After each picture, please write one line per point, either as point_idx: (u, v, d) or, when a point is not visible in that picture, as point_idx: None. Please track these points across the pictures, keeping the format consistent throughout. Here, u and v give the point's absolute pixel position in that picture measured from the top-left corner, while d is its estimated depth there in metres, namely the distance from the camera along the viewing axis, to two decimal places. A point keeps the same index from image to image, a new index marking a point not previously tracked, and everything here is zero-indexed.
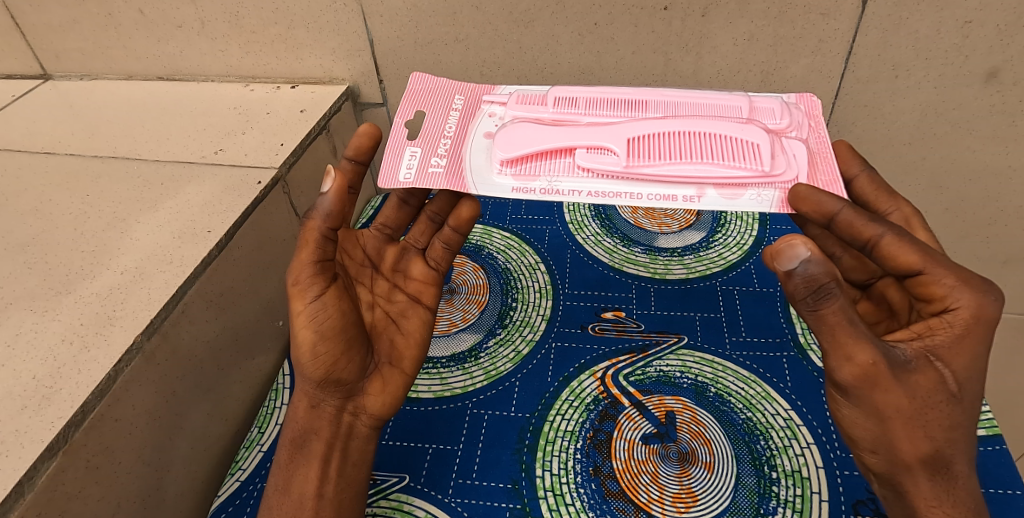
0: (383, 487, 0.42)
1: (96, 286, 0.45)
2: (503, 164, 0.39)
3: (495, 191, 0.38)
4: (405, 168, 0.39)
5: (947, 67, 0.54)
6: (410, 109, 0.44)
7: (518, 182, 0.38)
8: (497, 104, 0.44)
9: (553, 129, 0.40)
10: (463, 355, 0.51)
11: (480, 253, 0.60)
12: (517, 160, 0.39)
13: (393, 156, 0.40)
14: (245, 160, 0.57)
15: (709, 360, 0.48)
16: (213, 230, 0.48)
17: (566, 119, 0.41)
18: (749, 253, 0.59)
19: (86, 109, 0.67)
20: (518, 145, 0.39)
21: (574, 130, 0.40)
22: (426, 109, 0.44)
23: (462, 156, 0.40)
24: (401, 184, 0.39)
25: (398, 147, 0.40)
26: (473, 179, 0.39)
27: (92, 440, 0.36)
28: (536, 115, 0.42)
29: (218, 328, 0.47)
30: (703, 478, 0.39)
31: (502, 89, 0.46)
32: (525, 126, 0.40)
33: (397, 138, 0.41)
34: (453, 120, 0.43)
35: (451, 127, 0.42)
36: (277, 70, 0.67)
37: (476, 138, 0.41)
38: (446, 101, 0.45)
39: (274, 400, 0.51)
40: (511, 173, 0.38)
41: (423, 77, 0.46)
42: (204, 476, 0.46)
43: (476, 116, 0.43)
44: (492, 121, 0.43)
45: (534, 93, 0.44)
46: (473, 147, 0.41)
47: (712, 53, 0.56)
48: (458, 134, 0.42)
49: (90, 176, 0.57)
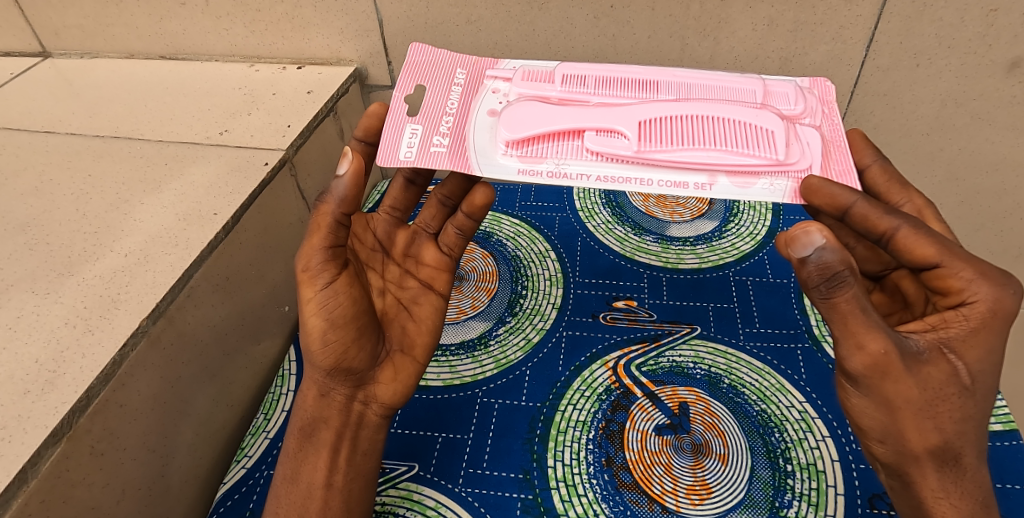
0: (392, 475, 0.42)
1: (100, 268, 0.44)
2: (508, 146, 0.38)
3: (499, 172, 0.37)
4: (406, 147, 0.38)
5: (970, 56, 0.52)
6: (411, 83, 0.43)
7: (524, 163, 0.37)
8: (501, 80, 0.43)
9: (561, 109, 0.39)
10: (472, 343, 0.50)
11: (489, 240, 0.59)
12: (523, 142, 0.38)
13: (394, 133, 0.39)
14: (250, 141, 0.55)
15: (723, 351, 0.47)
16: (219, 212, 0.47)
17: (573, 98, 0.40)
18: (762, 243, 0.58)
19: (86, 88, 0.66)
20: (525, 125, 0.38)
21: (582, 110, 0.38)
22: (427, 83, 0.43)
23: (465, 134, 0.39)
24: (401, 161, 0.38)
25: (399, 125, 0.39)
26: (477, 158, 0.37)
27: (96, 426, 0.35)
28: (543, 93, 0.41)
29: (224, 312, 0.46)
30: (718, 470, 0.39)
31: (507, 64, 0.44)
32: (532, 105, 0.39)
33: (397, 114, 0.40)
34: (455, 97, 0.42)
35: (453, 104, 0.41)
36: (283, 50, 0.66)
37: (479, 116, 0.40)
38: (447, 75, 0.43)
39: (280, 387, 0.50)
40: (517, 155, 0.37)
41: (424, 48, 0.45)
42: (209, 462, 0.46)
43: (479, 92, 0.42)
44: (496, 98, 0.41)
45: (542, 69, 0.43)
46: (477, 124, 0.39)
47: (730, 39, 0.54)
48: (461, 111, 0.40)
49: (91, 155, 0.56)
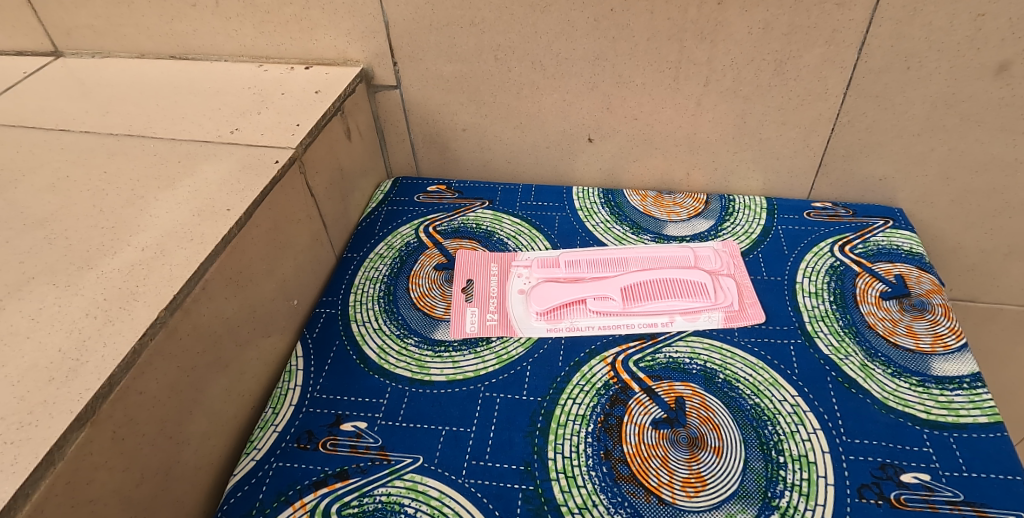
0: (397, 467, 0.43)
1: (117, 262, 0.45)
2: (539, 314, 0.53)
3: (534, 331, 0.52)
4: (469, 322, 0.54)
5: (959, 59, 0.53)
6: (462, 278, 0.58)
7: (550, 323, 0.52)
8: (523, 266, 0.59)
9: (569, 285, 0.54)
10: (475, 339, 0.52)
11: (491, 239, 0.63)
12: (548, 310, 0.53)
13: (457, 318, 0.54)
14: (260, 139, 0.57)
15: (718, 347, 0.49)
16: (232, 208, 0.48)
17: (576, 276, 0.56)
18: (756, 241, 0.60)
19: (99, 87, 0.68)
20: (549, 300, 0.53)
21: (583, 285, 0.54)
22: (471, 274, 0.59)
23: (507, 310, 0.54)
24: (466, 335, 0.53)
25: (459, 309, 0.55)
26: (518, 325, 0.53)
27: (117, 412, 0.37)
28: (554, 275, 0.57)
29: (237, 305, 0.48)
30: (712, 462, 0.40)
31: (525, 253, 0.60)
32: (549, 284, 0.55)
33: (458, 302, 0.56)
34: (493, 282, 0.57)
35: (493, 288, 0.57)
36: (291, 50, 0.67)
37: (513, 296, 0.56)
38: (485, 268, 0.59)
39: (287, 382, 0.52)
40: (544, 319, 0.53)
41: (466, 250, 0.62)
42: (220, 450, 0.48)
43: (509, 276, 0.58)
44: (521, 280, 0.57)
45: (550, 256, 0.59)
46: (513, 303, 0.55)
47: (726, 42, 0.56)
48: (500, 293, 0.56)
49: (106, 153, 0.57)
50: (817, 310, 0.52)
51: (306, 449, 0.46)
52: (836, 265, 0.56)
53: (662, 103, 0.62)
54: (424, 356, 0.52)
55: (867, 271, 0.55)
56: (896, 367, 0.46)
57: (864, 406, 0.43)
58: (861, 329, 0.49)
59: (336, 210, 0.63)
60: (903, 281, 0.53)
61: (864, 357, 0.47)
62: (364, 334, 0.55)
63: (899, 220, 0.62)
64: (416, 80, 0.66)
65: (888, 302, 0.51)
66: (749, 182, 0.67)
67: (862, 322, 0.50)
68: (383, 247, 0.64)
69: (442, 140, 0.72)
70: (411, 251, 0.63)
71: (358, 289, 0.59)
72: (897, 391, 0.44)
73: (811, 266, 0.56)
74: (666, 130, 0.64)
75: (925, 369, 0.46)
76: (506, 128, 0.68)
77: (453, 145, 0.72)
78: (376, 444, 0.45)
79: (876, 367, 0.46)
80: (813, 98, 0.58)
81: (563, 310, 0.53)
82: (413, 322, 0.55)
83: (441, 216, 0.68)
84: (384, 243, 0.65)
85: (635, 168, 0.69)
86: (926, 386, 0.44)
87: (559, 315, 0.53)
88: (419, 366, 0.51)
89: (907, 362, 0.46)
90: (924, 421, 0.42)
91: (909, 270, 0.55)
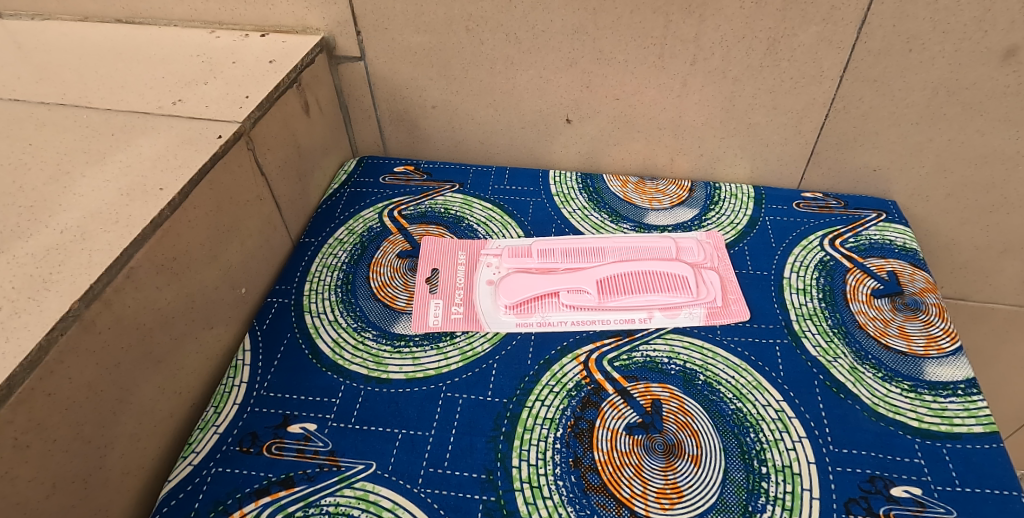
0: (347, 475, 0.39)
1: (32, 245, 0.40)
2: (508, 307, 0.49)
3: (503, 326, 0.48)
4: (432, 316, 0.49)
5: (964, 42, 0.50)
6: (427, 268, 0.54)
7: (520, 318, 0.48)
8: (493, 255, 0.55)
9: (541, 277, 0.50)
10: (438, 334, 0.48)
11: (460, 225, 0.59)
12: (518, 303, 0.49)
13: (420, 309, 0.50)
14: (205, 112, 0.51)
15: (698, 345, 0.45)
16: (165, 187, 0.43)
17: (549, 267, 0.52)
18: (742, 233, 0.56)
19: (34, 51, 0.61)
20: (518, 292, 0.49)
21: (557, 277, 0.50)
22: (437, 264, 0.54)
23: (474, 302, 0.50)
24: (429, 329, 0.48)
25: (424, 301, 0.51)
26: (486, 319, 0.49)
27: (20, 416, 0.31)
28: (526, 265, 0.52)
29: (171, 295, 0.42)
30: (690, 473, 0.37)
31: (495, 242, 0.56)
32: (519, 276, 0.51)
33: (422, 293, 0.51)
34: (460, 273, 0.53)
35: (460, 279, 0.52)
36: (246, 16, 0.62)
37: (481, 287, 0.52)
38: (452, 257, 0.55)
39: (232, 378, 0.46)
40: (514, 313, 0.49)
41: (432, 239, 0.57)
42: (154, 454, 0.43)
43: (477, 266, 0.54)
44: (490, 270, 0.53)
45: (522, 245, 0.55)
46: (481, 295, 0.51)
47: (716, 16, 0.51)
48: (466, 284, 0.52)
49: (33, 123, 0.51)
50: (804, 307, 0.48)
51: (248, 453, 0.41)
52: (825, 260, 0.53)
53: (646, 82, 0.57)
54: (381, 351, 0.47)
55: (858, 267, 0.52)
56: (887, 371, 0.43)
57: (853, 413, 0.40)
58: (850, 329, 0.46)
59: (292, 191, 0.58)
60: (895, 279, 0.51)
61: (853, 359, 0.44)
62: (318, 326, 0.50)
63: (892, 213, 0.59)
64: (382, 52, 0.61)
65: (879, 300, 0.49)
66: (736, 169, 0.64)
67: (851, 321, 0.47)
68: (344, 232, 0.59)
69: (411, 117, 0.67)
70: (374, 237, 0.59)
71: (314, 277, 0.55)
72: (888, 396, 0.41)
73: (799, 260, 0.53)
74: (650, 112, 0.60)
75: (918, 373, 0.43)
76: (480, 106, 0.64)
77: (423, 123, 0.67)
78: (326, 448, 0.41)
79: (865, 370, 0.43)
80: (807, 81, 0.55)
81: (534, 304, 0.49)
82: (372, 315, 0.50)
83: (408, 199, 0.63)
84: (344, 228, 0.60)
85: (616, 152, 0.65)
86: (918, 392, 0.41)
87: (530, 309, 0.49)
88: (376, 362, 0.46)
89: (899, 366, 0.43)
90: (916, 430, 0.39)
91: (902, 267, 0.52)
